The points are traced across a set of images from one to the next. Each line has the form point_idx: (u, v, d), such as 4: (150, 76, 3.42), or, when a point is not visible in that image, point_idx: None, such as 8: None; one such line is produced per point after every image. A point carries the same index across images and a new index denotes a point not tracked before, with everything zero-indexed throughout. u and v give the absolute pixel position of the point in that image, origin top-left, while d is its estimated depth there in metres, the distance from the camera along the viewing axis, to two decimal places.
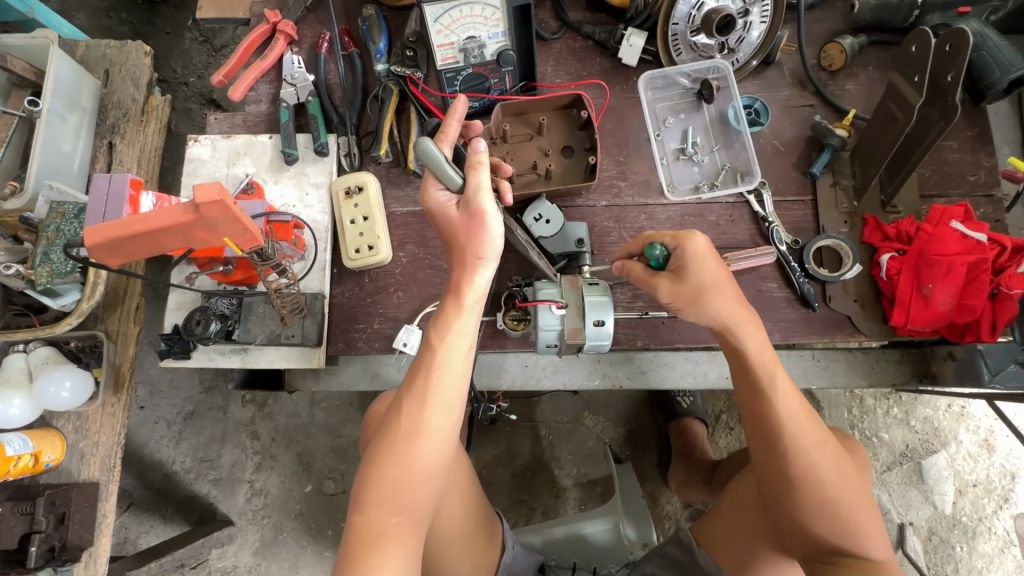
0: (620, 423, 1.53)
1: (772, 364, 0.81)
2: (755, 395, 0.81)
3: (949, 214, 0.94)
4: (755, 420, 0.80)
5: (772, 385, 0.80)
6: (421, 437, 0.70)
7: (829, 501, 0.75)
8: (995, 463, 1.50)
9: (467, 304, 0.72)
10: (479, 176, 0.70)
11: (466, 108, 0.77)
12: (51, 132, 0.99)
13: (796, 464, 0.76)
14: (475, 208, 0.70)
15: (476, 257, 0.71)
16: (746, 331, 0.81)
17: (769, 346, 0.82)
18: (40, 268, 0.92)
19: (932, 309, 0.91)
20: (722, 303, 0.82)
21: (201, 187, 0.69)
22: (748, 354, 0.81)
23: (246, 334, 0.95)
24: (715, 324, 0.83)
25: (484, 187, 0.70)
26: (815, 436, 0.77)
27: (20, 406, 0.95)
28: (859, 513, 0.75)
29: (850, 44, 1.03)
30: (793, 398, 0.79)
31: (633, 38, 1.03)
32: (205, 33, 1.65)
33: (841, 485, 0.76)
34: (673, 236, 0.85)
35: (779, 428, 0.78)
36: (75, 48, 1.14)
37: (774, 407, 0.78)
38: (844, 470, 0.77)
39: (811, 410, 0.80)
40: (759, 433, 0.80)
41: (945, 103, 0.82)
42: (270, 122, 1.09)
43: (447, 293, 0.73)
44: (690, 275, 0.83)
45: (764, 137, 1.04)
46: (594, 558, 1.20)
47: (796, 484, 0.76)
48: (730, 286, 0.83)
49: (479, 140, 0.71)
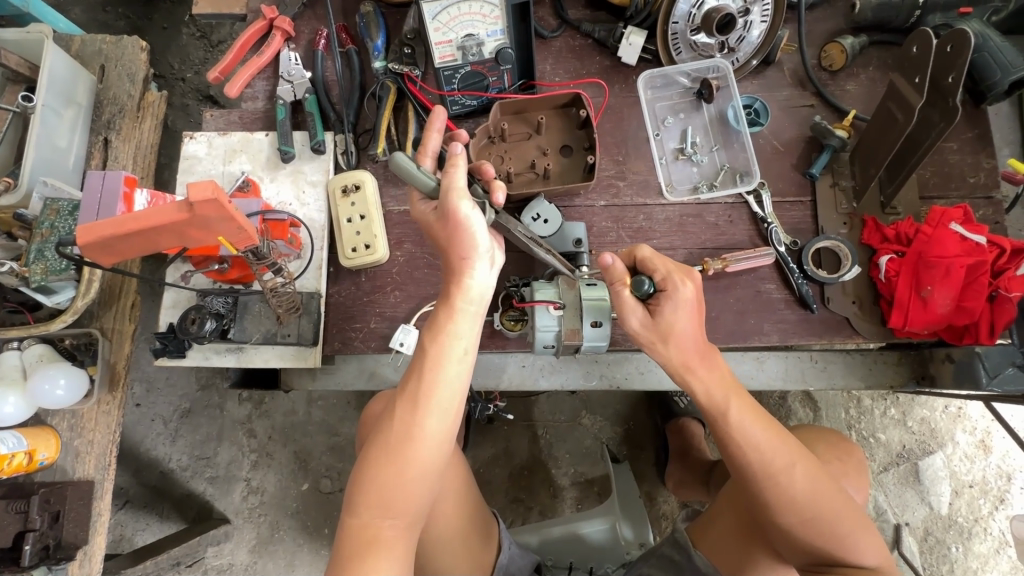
0: (617, 423, 1.53)
1: (723, 398, 0.79)
2: (717, 432, 0.80)
3: (949, 215, 0.93)
4: (726, 451, 0.79)
5: (727, 421, 0.78)
6: (413, 439, 0.69)
7: (813, 522, 0.76)
8: (992, 464, 1.50)
9: (460, 307, 0.72)
10: (454, 175, 0.70)
11: (444, 122, 0.80)
12: (46, 128, 0.98)
13: (770, 492, 0.76)
14: (451, 208, 0.69)
15: (463, 259, 0.72)
16: (697, 373, 0.80)
17: (717, 381, 0.80)
18: (34, 265, 0.92)
19: (931, 312, 0.90)
20: (686, 341, 0.81)
21: (194, 186, 0.68)
22: (696, 399, 0.81)
23: (242, 333, 0.95)
24: (667, 366, 0.82)
25: (458, 186, 0.69)
26: (784, 462, 0.77)
27: (14, 404, 0.95)
28: (846, 523, 0.76)
29: (851, 44, 1.02)
30: (756, 430, 0.77)
31: (633, 37, 1.03)
32: (203, 28, 1.64)
33: (824, 505, 0.76)
34: (664, 274, 0.81)
35: (748, 458, 0.77)
36: (69, 42, 1.12)
37: (737, 445, 0.78)
38: (825, 492, 0.77)
39: (777, 432, 0.79)
40: (731, 462, 0.79)
41: (945, 104, 0.81)
42: (267, 119, 1.08)
43: (439, 299, 0.73)
44: (660, 315, 0.81)
45: (763, 137, 1.04)
46: (591, 558, 1.20)
47: (776, 511, 0.77)
48: (697, 341, 0.81)
49: (457, 144, 0.71)
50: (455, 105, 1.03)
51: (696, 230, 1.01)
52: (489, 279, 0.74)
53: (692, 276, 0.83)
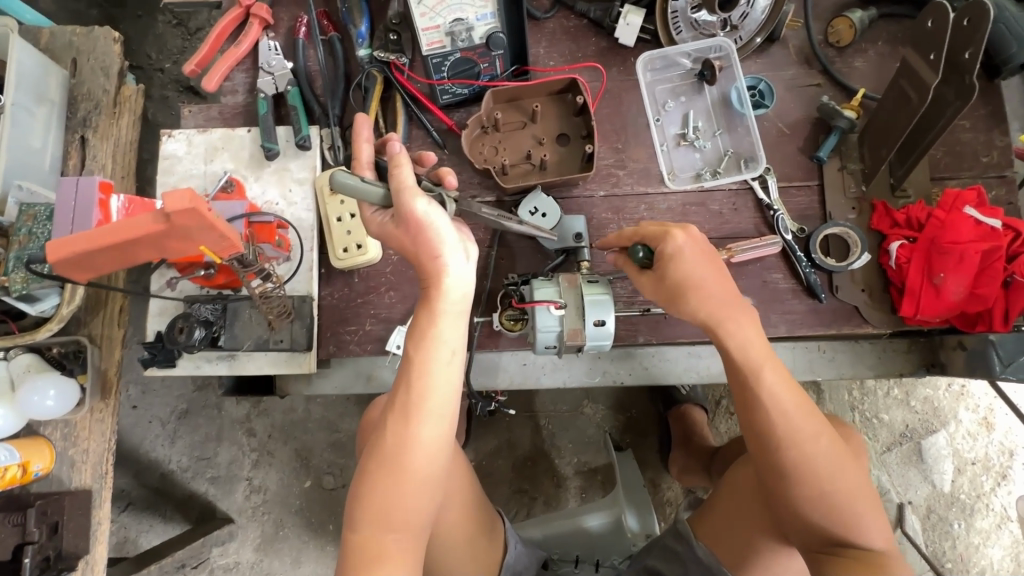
0: (618, 412, 1.51)
1: (759, 360, 0.77)
2: (746, 398, 0.77)
3: (962, 199, 0.90)
4: (748, 419, 0.77)
5: (760, 383, 0.76)
6: (408, 450, 0.66)
7: (827, 495, 0.73)
8: (994, 440, 1.50)
9: (442, 309, 0.68)
10: (400, 175, 0.66)
11: (370, 128, 0.75)
12: (18, 129, 0.93)
13: (791, 458, 0.74)
14: (407, 210, 0.66)
15: (435, 258, 0.68)
16: (730, 328, 0.78)
17: (755, 342, 0.77)
18: (14, 274, 0.88)
19: (944, 299, 0.87)
20: (720, 293, 0.79)
21: (170, 196, 0.64)
22: (730, 357, 0.78)
23: (233, 340, 0.91)
24: (700, 320, 0.79)
25: (409, 185, 0.66)
26: (809, 430, 0.75)
27: (3, 416, 0.93)
28: (859, 502, 0.74)
29: (860, 19, 0.98)
30: (786, 398, 0.75)
31: (631, 16, 0.98)
32: (179, 15, 1.56)
33: (839, 479, 0.74)
34: (649, 234, 0.83)
35: (774, 424, 0.75)
36: (38, 35, 1.07)
37: (764, 411, 0.75)
38: (842, 466, 0.75)
39: (807, 403, 0.76)
40: (752, 435, 0.77)
41: (962, 82, 0.77)
42: (248, 114, 1.03)
43: (419, 302, 0.69)
44: (669, 273, 0.80)
45: (768, 120, 0.99)
46: (596, 550, 1.19)
47: (792, 482, 0.74)
48: (727, 293, 0.79)
49: (392, 142, 0.67)
50: (445, 95, 0.98)
51: (699, 219, 0.97)
52: (467, 272, 0.70)
53: (689, 231, 0.81)
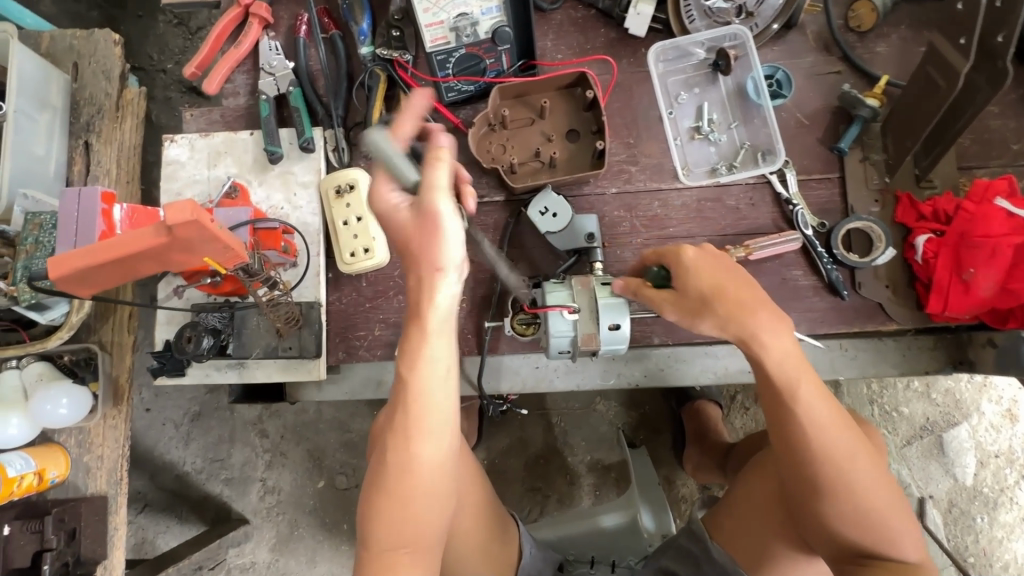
0: (631, 408, 1.49)
1: (794, 374, 0.72)
2: (778, 411, 0.73)
3: (994, 189, 0.86)
4: (780, 432, 0.73)
5: (795, 397, 0.72)
6: (412, 471, 0.63)
7: (860, 511, 0.70)
8: (1018, 433, 1.46)
9: (432, 326, 0.61)
10: (438, 170, 0.60)
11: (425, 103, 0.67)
12: (21, 137, 0.92)
13: (825, 474, 0.71)
14: (429, 207, 0.60)
15: (427, 271, 0.60)
16: (764, 339, 0.72)
17: (790, 354, 0.72)
18: (21, 284, 0.87)
19: (973, 295, 0.83)
20: (755, 300, 0.74)
21: (172, 207, 0.62)
22: (764, 369, 0.73)
23: (241, 348, 0.90)
24: (732, 330, 0.74)
25: (441, 184, 0.60)
26: (844, 445, 0.71)
27: (17, 426, 0.92)
28: (893, 517, 0.71)
29: (880, 2, 0.94)
30: (821, 412, 0.71)
31: (642, 5, 0.94)
32: (180, 15, 1.54)
33: (873, 494, 0.71)
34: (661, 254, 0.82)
35: (809, 440, 0.71)
36: (37, 39, 1.05)
37: (799, 426, 0.71)
38: (877, 481, 0.71)
39: (842, 415, 0.72)
40: (784, 447, 0.74)
41: (994, 67, 0.72)
42: (250, 116, 1.01)
43: (406, 318, 0.62)
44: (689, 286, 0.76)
45: (786, 110, 0.95)
46: (612, 551, 1.17)
47: (825, 497, 0.71)
48: (762, 297, 0.74)
49: (443, 132, 0.62)
50: (450, 92, 0.95)
51: (715, 215, 0.94)
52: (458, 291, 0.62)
53: (703, 247, 0.80)
